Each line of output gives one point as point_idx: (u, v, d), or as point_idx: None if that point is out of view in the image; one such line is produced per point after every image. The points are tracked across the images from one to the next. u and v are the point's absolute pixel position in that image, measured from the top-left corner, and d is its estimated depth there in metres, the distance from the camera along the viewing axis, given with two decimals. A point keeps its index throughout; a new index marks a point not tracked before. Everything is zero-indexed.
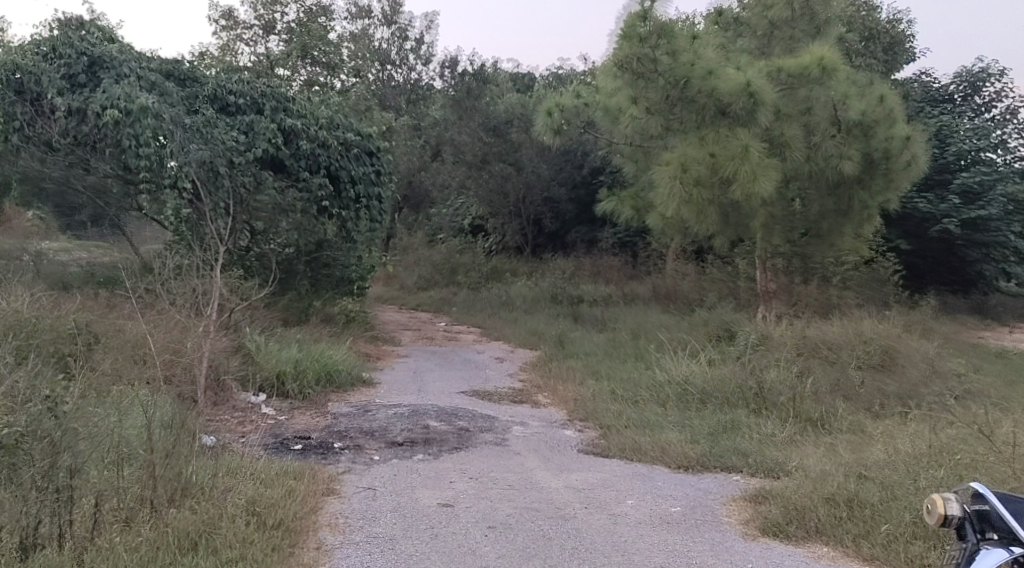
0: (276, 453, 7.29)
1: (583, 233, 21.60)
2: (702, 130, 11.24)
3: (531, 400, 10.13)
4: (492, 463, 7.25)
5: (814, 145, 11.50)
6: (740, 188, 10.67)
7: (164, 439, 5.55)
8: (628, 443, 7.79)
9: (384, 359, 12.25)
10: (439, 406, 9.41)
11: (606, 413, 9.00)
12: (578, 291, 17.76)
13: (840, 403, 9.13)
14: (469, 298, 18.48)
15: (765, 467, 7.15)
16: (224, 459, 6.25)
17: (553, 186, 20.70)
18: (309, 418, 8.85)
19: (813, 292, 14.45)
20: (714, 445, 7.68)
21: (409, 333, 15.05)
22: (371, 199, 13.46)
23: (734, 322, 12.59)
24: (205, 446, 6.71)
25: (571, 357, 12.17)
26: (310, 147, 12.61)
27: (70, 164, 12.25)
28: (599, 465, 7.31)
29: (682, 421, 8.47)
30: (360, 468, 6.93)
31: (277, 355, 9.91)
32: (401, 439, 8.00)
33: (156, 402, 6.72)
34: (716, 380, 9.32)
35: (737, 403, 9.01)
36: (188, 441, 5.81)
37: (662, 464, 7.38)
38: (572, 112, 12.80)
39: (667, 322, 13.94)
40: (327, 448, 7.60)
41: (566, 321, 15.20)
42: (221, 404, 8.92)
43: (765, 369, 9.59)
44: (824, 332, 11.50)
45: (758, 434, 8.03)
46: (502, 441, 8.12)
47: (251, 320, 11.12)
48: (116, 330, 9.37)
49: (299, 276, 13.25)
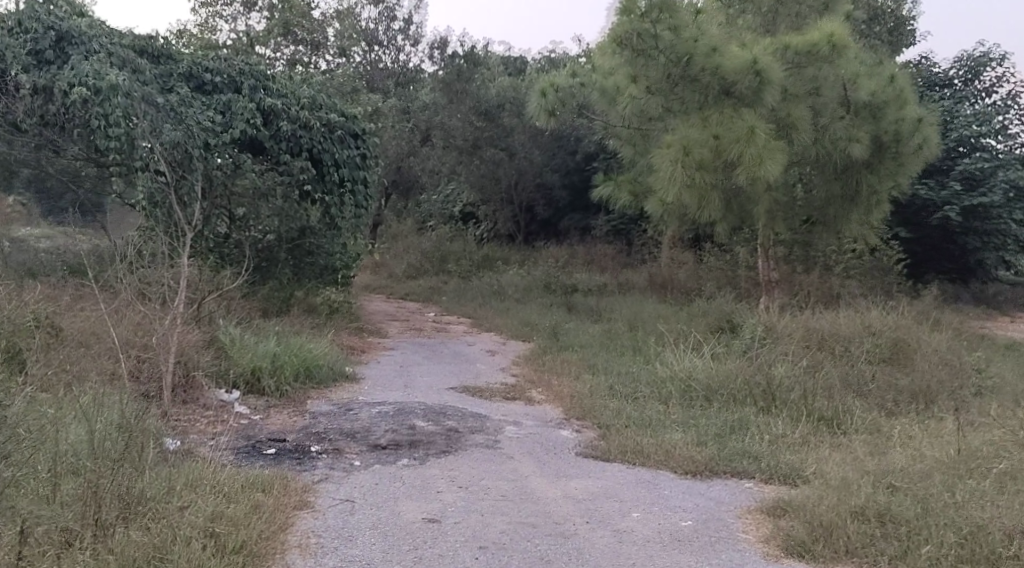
0: (247, 459, 6.74)
1: (576, 220, 21.31)
2: (705, 110, 10.66)
3: (524, 396, 9.53)
4: (484, 468, 6.67)
5: (822, 127, 10.91)
6: (745, 172, 10.08)
7: (111, 452, 4.95)
8: (630, 445, 7.20)
9: (370, 352, 11.65)
10: (425, 405, 8.80)
11: (604, 411, 8.41)
12: (572, 280, 17.17)
13: (855, 401, 8.56)
14: (459, 288, 17.86)
15: (781, 473, 6.57)
16: (186, 468, 5.68)
17: (546, 171, 20.21)
18: (286, 418, 8.29)
19: (817, 282, 13.88)
20: (722, 448, 7.10)
21: (397, 324, 14.45)
22: (356, 184, 12.84)
23: (738, 314, 12.02)
24: (166, 452, 6.22)
25: (566, 349, 11.59)
26: (291, 128, 11.96)
27: (37, 146, 11.53)
28: (599, 470, 6.73)
29: (685, 420, 7.89)
30: (338, 476, 6.35)
31: (252, 349, 9.32)
32: (384, 441, 7.42)
33: (112, 408, 6.18)
34: (723, 377, 8.71)
35: (746, 401, 8.41)
36: (138, 452, 5.23)
37: (666, 469, 6.79)
38: (568, 92, 12.36)
39: (666, 313, 13.35)
40: (304, 453, 7.02)
41: (560, 312, 14.60)
42: (190, 403, 8.41)
43: (773, 363, 9.02)
44: (831, 324, 10.95)
45: (770, 435, 7.45)
46: (493, 444, 7.51)
47: (225, 312, 10.57)
48: (80, 323, 8.79)
49: (281, 264, 12.60)
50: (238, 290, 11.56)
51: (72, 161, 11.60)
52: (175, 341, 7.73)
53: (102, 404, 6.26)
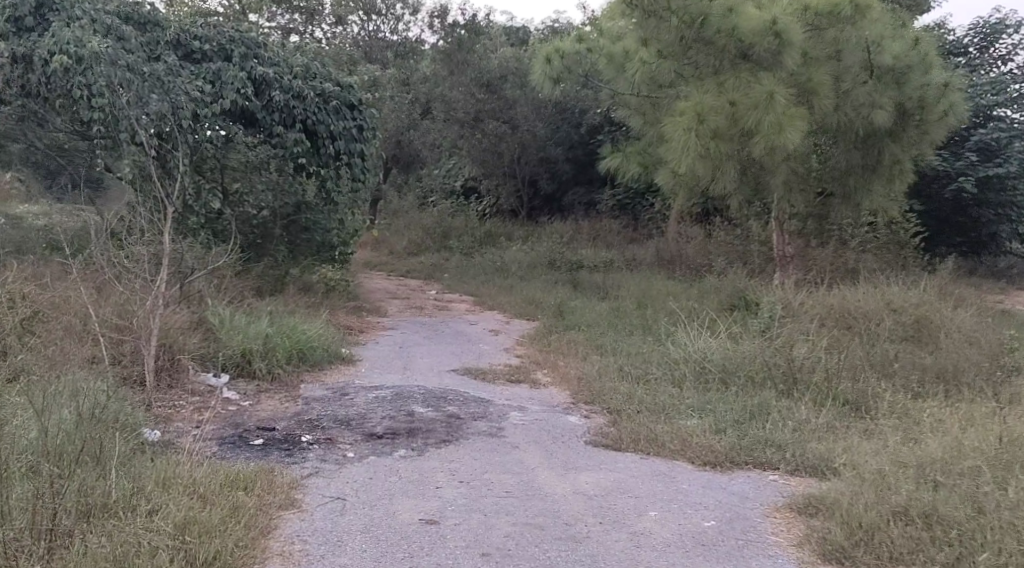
0: (231, 451, 6.25)
1: (580, 194, 20.57)
2: (720, 75, 10.12)
3: (529, 378, 9.05)
4: (486, 460, 6.19)
5: (844, 93, 10.40)
6: (763, 141, 9.55)
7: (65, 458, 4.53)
8: (644, 433, 6.69)
9: (368, 333, 11.14)
10: (425, 389, 8.30)
11: (614, 396, 7.91)
12: (577, 256, 16.64)
13: (881, 382, 8.07)
14: (461, 265, 17.34)
15: (810, 464, 6.07)
16: (160, 466, 5.21)
17: (549, 145, 19.58)
18: (278, 404, 7.81)
19: (832, 257, 13.34)
20: (742, 437, 6.60)
21: (397, 302, 13.96)
22: (354, 157, 12.05)
23: (752, 290, 11.50)
24: (144, 449, 5.75)
25: (572, 329, 11.09)
26: (283, 98, 11.37)
27: (19, 118, 10.99)
28: (612, 461, 6.23)
29: (702, 405, 7.38)
30: (329, 470, 5.86)
31: (243, 330, 8.83)
32: (381, 430, 6.92)
33: (83, 400, 5.70)
34: (740, 358, 8.17)
35: (766, 384, 7.90)
36: (101, 457, 4.80)
37: (682, 459, 6.29)
38: (574, 59, 11.78)
39: (676, 290, 12.83)
40: (294, 443, 6.53)
41: (565, 289, 14.09)
42: (175, 388, 7.94)
43: (795, 340, 8.50)
44: (850, 299, 10.44)
45: (794, 422, 6.95)
46: (497, 432, 7.00)
47: (216, 292, 10.09)
48: (59, 305, 8.29)
49: (276, 240, 12.32)
50: (230, 268, 11.05)
51: (57, 135, 11.08)
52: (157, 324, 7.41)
53: (73, 399, 5.78)
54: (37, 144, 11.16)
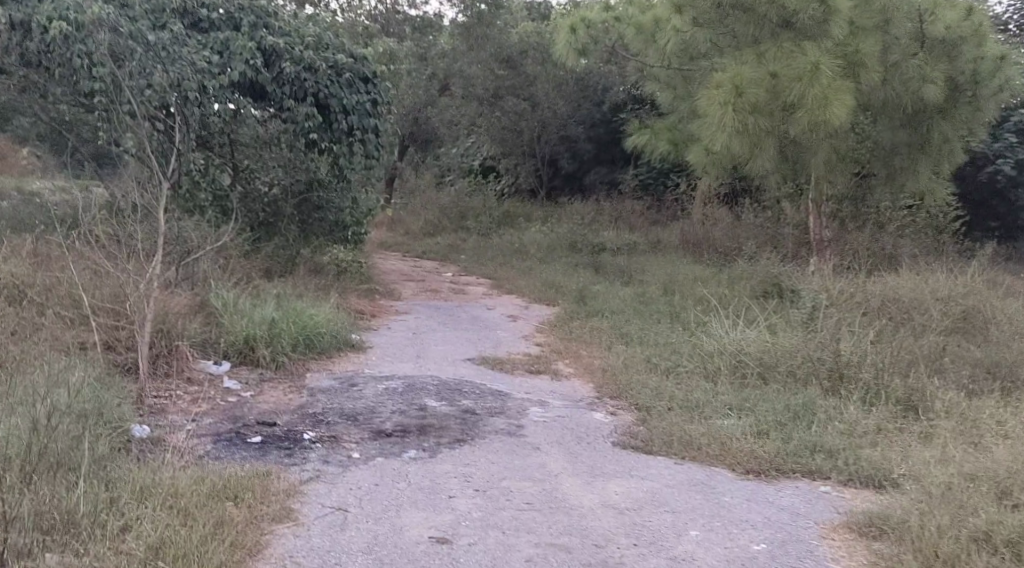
0: (225, 450, 5.71)
1: (602, 174, 19.73)
2: (759, 46, 9.50)
3: (550, 369, 8.49)
4: (503, 463, 5.61)
5: (891, 66, 9.79)
6: (806, 116, 8.93)
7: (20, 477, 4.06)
8: (678, 435, 6.10)
9: (381, 317, 10.59)
10: (439, 381, 7.72)
11: (642, 390, 7.31)
12: (600, 239, 16.01)
13: (932, 378, 7.45)
14: (478, 246, 16.78)
15: (864, 474, 5.49)
16: (145, 472, 4.66)
17: (570, 124, 18.76)
18: (280, 395, 7.26)
19: (869, 241, 12.64)
20: (786, 440, 6.02)
21: (412, 284, 13.40)
22: (368, 132, 11.27)
23: (788, 276, 10.86)
24: (132, 456, 5.22)
25: (595, 315, 10.50)
26: (294, 70, 10.68)
27: (21, 90, 10.50)
28: (645, 467, 5.64)
29: (741, 404, 6.77)
30: (331, 475, 5.30)
31: (246, 314, 8.30)
32: (389, 427, 6.37)
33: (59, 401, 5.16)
34: (781, 352, 7.55)
35: (808, 381, 7.28)
36: (66, 472, 4.31)
37: (722, 466, 5.71)
38: (600, 29, 11.17)
39: (705, 275, 12.20)
40: (295, 442, 5.96)
41: (587, 273, 13.47)
42: (172, 376, 7.41)
43: (840, 332, 7.89)
44: (892, 287, 9.83)
45: (842, 424, 6.34)
46: (516, 431, 6.41)
47: (222, 273, 9.60)
48: (52, 288, 7.83)
49: (286, 219, 11.79)
50: (236, 249, 10.53)
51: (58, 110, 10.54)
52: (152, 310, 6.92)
53: (56, 395, 5.27)
54: (41, 117, 10.60)
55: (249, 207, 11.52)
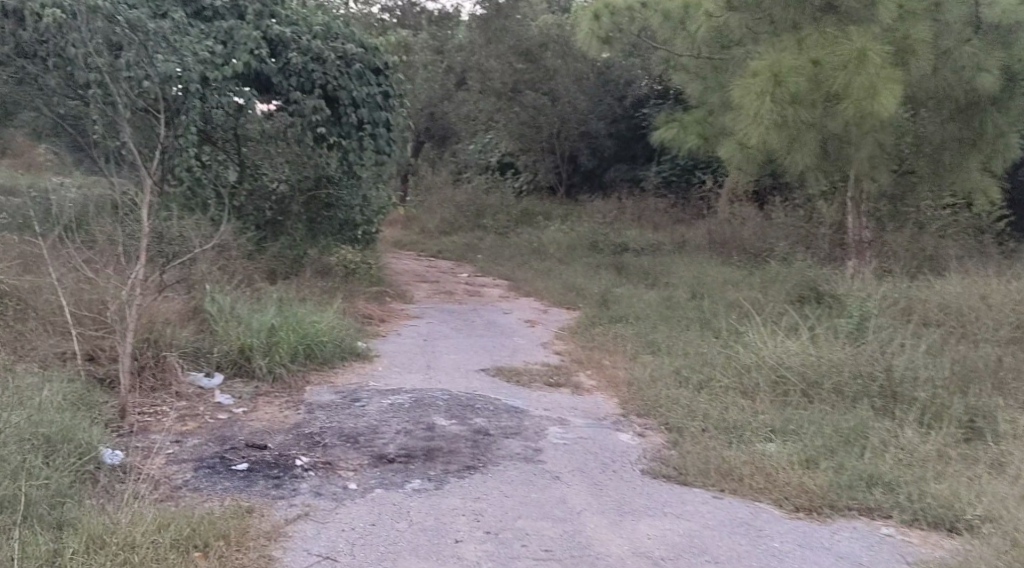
0: (206, 481, 5.08)
1: (623, 171, 18.94)
2: (800, 32, 8.86)
3: (571, 381, 7.80)
4: (517, 498, 4.96)
5: (945, 52, 9.08)
6: (853, 107, 8.25)
7: None
8: (716, 463, 5.45)
9: (391, 323, 9.94)
10: (449, 395, 7.06)
11: (673, 408, 6.64)
12: (622, 238, 15.31)
13: (998, 396, 6.71)
14: (495, 245, 16.12)
15: (932, 514, 4.83)
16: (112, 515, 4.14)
17: (590, 119, 17.92)
18: (275, 412, 6.60)
19: (910, 242, 11.90)
20: (839, 471, 5.34)
21: (425, 286, 12.76)
22: (379, 126, 10.56)
23: (826, 281, 10.15)
24: (98, 492, 4.68)
25: (619, 321, 9.83)
26: (301, 61, 10.04)
27: (18, 82, 9.51)
28: (679, 503, 5.00)
29: (785, 427, 6.11)
30: (321, 512, 4.69)
31: (243, 320, 7.67)
32: (391, 451, 5.72)
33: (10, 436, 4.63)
34: (826, 366, 6.87)
35: (858, 401, 6.57)
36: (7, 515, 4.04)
37: (769, 501, 5.06)
38: (626, 17, 10.55)
39: (735, 278, 11.51)
40: (284, 470, 5.31)
41: (609, 274, 12.79)
42: (159, 390, 6.84)
43: (889, 345, 7.19)
44: (942, 293, 9.09)
45: (900, 450, 5.65)
46: (534, 457, 5.73)
47: (222, 275, 9.01)
48: (34, 293, 7.31)
49: (293, 219, 11.06)
50: (240, 250, 9.92)
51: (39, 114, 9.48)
52: (132, 319, 6.30)
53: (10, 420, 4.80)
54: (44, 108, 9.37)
55: (254, 204, 10.83)
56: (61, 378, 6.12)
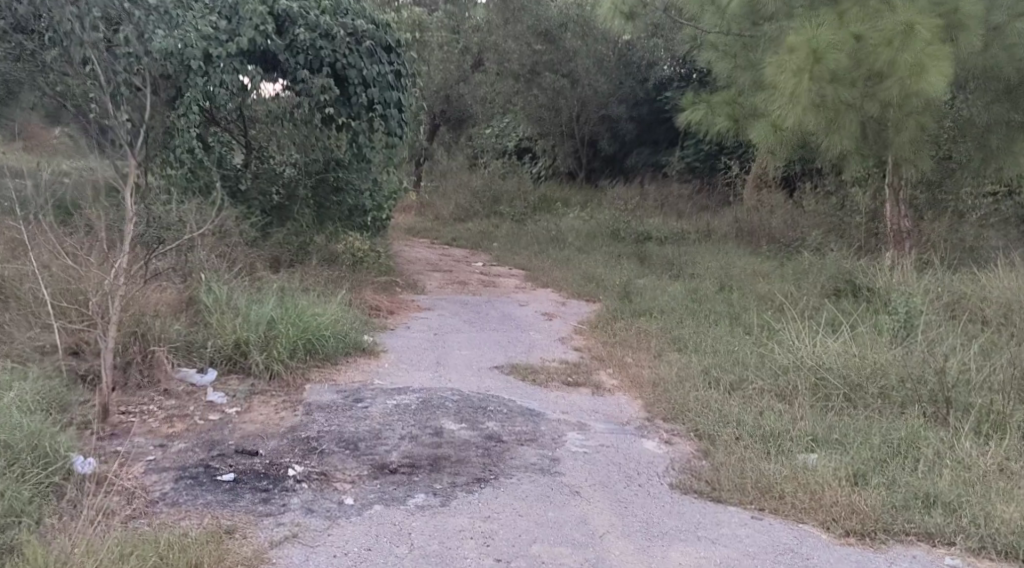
0: (187, 494, 4.56)
1: (644, 157, 18.37)
2: (840, 5, 8.27)
3: (591, 380, 7.23)
4: (531, 518, 4.47)
5: (997, 28, 8.46)
6: (897, 86, 7.73)
7: None
8: (754, 477, 4.91)
9: (400, 315, 9.42)
10: (460, 396, 6.51)
11: (703, 412, 6.08)
12: (643, 227, 14.71)
13: None
14: (512, 233, 15.54)
15: (1003, 543, 4.32)
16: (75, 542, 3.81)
17: (611, 103, 17.36)
18: (270, 414, 6.07)
19: (949, 232, 11.26)
20: (893, 488, 4.80)
21: (439, 276, 12.22)
22: (390, 107, 9.83)
23: (863, 273, 9.51)
24: (67, 506, 4.26)
25: (641, 315, 9.25)
26: (309, 38, 9.22)
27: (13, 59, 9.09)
28: (714, 525, 4.50)
29: (827, 437, 5.55)
30: (311, 533, 4.19)
31: (240, 313, 7.14)
32: (394, 460, 5.18)
33: None
34: (869, 369, 6.32)
35: (906, 407, 6.01)
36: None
37: (814, 524, 4.55)
38: None
39: (764, 270, 10.91)
40: (275, 482, 4.80)
41: (631, 265, 12.21)
42: (145, 389, 6.36)
43: (939, 348, 6.59)
44: (990, 285, 8.48)
45: (957, 463, 5.10)
46: (550, 468, 5.19)
47: (222, 261, 8.53)
48: (17, 282, 6.83)
49: (301, 202, 10.34)
50: (243, 236, 9.39)
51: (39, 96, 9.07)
52: (115, 313, 5.82)
53: None
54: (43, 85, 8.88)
55: (262, 188, 10.16)
56: (36, 378, 5.63)
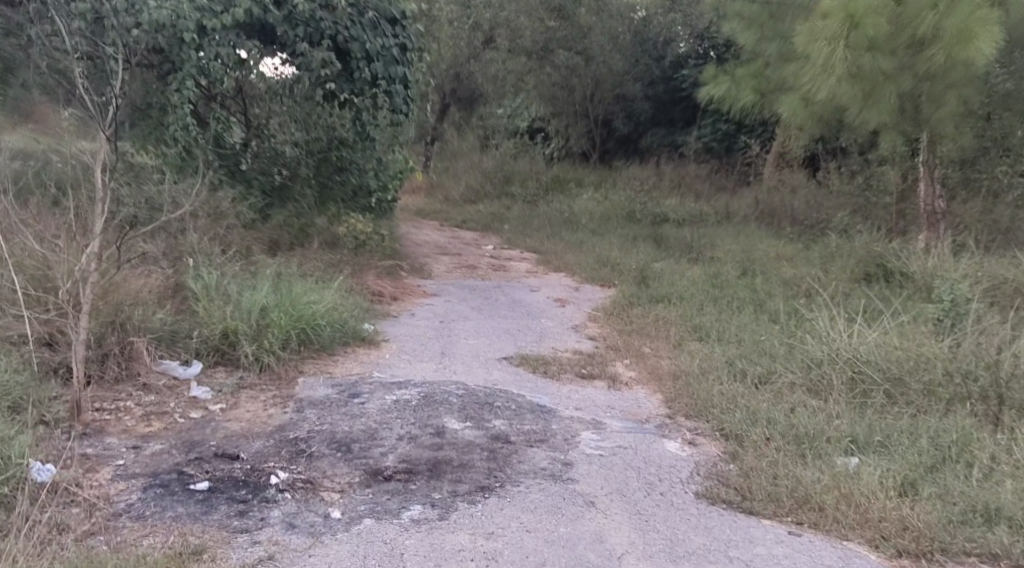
0: (154, 507, 4.08)
1: (661, 136, 17.86)
2: None
3: (607, 372, 6.70)
4: (538, 534, 3.98)
5: None
6: (943, 53, 7.34)
7: None
8: (789, 485, 4.39)
9: (404, 301, 8.91)
10: (464, 390, 5.99)
11: (730, 410, 5.53)
12: (660, 208, 14.14)
13: None
14: (524, 216, 14.98)
15: None
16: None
17: (627, 81, 16.76)
18: (257, 411, 5.56)
19: (985, 212, 10.65)
20: (948, 499, 4.28)
21: (446, 259, 11.69)
22: (394, 82, 9.24)
23: (896, 256, 8.94)
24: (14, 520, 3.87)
25: (660, 301, 8.69)
26: (308, 9, 8.60)
27: None
28: (747, 544, 3.98)
29: (869, 438, 5.01)
30: (289, 555, 3.73)
31: (230, 300, 6.65)
32: (389, 465, 4.66)
33: None
34: (912, 363, 5.79)
35: (954, 404, 5.45)
36: None
37: (861, 542, 4.04)
38: None
39: (789, 253, 10.33)
40: (254, 491, 4.30)
41: (647, 248, 11.65)
42: (124, 383, 5.89)
43: (989, 338, 6.01)
44: None
45: (1018, 469, 4.59)
46: (562, 474, 4.67)
47: (216, 243, 8.03)
48: None
49: (303, 183, 9.75)
50: (239, 217, 8.86)
51: None
52: (86, 300, 5.33)
53: None
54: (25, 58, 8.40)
55: (263, 167, 9.52)
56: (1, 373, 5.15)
